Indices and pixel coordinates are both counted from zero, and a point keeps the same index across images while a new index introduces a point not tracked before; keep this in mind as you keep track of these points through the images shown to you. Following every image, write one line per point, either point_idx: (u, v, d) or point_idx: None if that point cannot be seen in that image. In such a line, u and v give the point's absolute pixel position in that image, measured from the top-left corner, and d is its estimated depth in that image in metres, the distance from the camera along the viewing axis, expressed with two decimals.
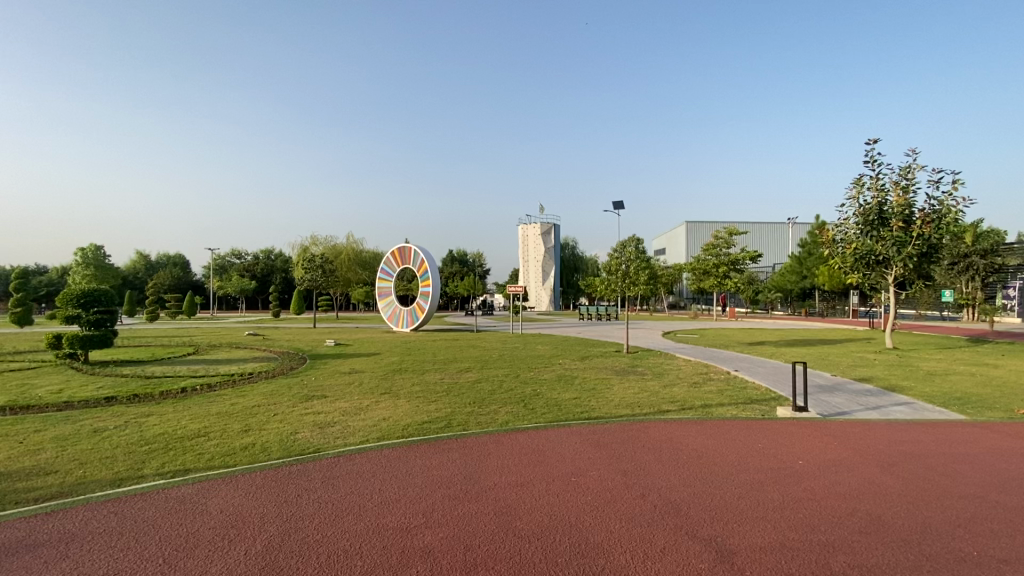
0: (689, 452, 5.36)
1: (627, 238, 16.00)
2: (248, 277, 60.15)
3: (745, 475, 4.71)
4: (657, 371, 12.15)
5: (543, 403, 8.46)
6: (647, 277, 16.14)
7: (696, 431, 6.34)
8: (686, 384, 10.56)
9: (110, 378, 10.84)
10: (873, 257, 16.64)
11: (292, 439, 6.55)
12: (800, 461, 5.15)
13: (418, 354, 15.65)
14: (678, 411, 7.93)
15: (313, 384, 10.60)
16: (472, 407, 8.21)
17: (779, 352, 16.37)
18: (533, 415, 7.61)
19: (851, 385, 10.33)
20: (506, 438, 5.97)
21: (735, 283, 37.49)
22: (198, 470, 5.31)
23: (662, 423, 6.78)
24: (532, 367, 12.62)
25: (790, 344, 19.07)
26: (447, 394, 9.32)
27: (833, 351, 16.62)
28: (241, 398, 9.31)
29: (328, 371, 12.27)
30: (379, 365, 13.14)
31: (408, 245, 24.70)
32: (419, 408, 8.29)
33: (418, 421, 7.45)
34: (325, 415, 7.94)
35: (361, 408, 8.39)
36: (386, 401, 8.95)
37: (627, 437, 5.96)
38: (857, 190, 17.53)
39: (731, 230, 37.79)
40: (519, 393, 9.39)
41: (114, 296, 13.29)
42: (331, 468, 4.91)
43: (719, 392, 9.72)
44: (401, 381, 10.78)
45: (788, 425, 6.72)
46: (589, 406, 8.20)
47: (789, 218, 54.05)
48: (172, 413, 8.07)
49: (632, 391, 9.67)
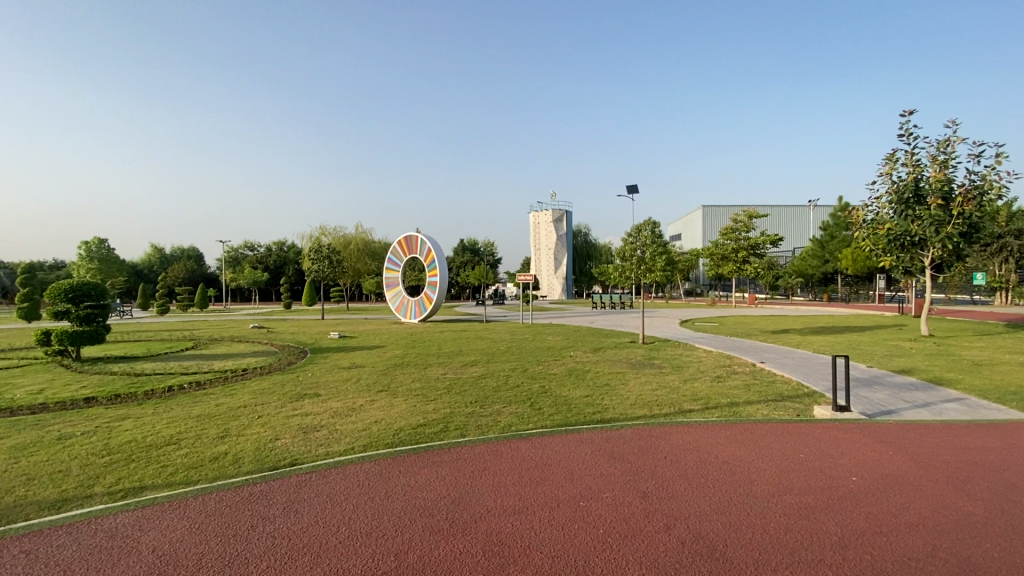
0: (721, 467, 4.55)
1: (642, 222, 15.06)
2: (261, 269, 60.29)
3: (791, 497, 3.90)
4: (676, 364, 11.27)
5: (551, 402, 7.68)
6: (664, 263, 15.21)
7: (726, 437, 5.50)
8: (708, 379, 9.67)
9: (96, 378, 10.36)
10: (908, 238, 15.43)
11: (270, 447, 5.88)
12: (856, 478, 4.30)
13: (423, 346, 14.99)
14: (701, 412, 7.08)
15: (308, 381, 9.99)
16: (473, 408, 7.47)
17: (806, 341, 15.34)
18: (541, 418, 6.83)
19: (891, 378, 9.36)
20: (506, 447, 5.20)
21: (754, 269, 36.25)
22: (153, 489, 4.74)
23: (687, 426, 5.96)
24: (541, 360, 11.83)
25: (817, 331, 17.98)
26: (447, 392, 8.63)
27: (864, 340, 15.57)
28: (228, 397, 8.74)
29: (326, 366, 11.65)
30: (380, 359, 12.51)
31: (414, 234, 24.01)
32: (417, 408, 7.59)
33: (413, 424, 6.75)
34: (314, 418, 7.28)
35: (354, 409, 7.72)
36: (381, 399, 8.26)
37: (648, 446, 5.15)
38: (890, 166, 16.32)
39: (751, 213, 36.43)
40: (526, 391, 8.61)
41: (105, 290, 12.82)
42: (298, 489, 4.21)
43: (744, 388, 8.83)
44: (401, 377, 10.09)
45: (831, 428, 5.83)
46: (602, 405, 7.42)
47: (809, 201, 52.24)
48: (151, 415, 7.53)
49: (649, 387, 8.86)
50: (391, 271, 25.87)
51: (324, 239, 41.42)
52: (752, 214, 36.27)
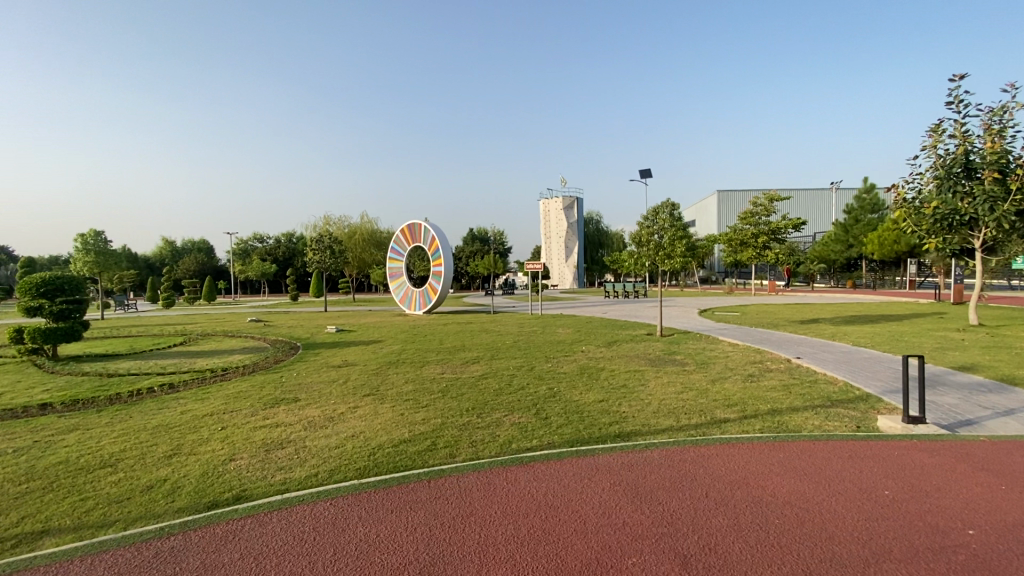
0: (785, 513, 3.44)
1: (659, 203, 13.80)
2: (270, 260, 59.85)
3: (896, 569, 2.78)
4: (700, 361, 10.09)
5: (560, 410, 6.59)
6: (685, 248, 13.94)
7: (782, 463, 4.35)
8: (739, 379, 8.48)
9: (65, 379, 9.54)
10: (957, 218, 13.89)
11: (219, 472, 4.86)
12: (973, 534, 3.17)
13: (423, 341, 13.97)
14: (739, 423, 5.93)
15: (291, 383, 8.99)
16: (468, 417, 6.41)
17: (841, 332, 14.03)
18: (547, 430, 5.74)
19: (955, 378, 8.08)
20: (503, 478, 4.12)
21: (775, 254, 34.64)
22: (54, 535, 3.72)
23: (728, 445, 4.81)
24: (550, 357, 10.74)
25: (849, 321, 16.60)
26: (443, 396, 7.60)
27: (907, 331, 14.16)
28: (198, 403, 7.80)
29: (314, 364, 10.68)
30: (374, 356, 11.53)
31: (418, 222, 22.98)
32: (405, 417, 6.56)
33: (397, 438, 5.70)
34: (286, 429, 6.29)
35: (333, 418, 6.70)
36: (366, 406, 7.24)
37: (683, 477, 4.04)
38: (935, 138, 14.78)
39: (772, 195, 34.74)
40: (532, 394, 7.53)
41: (82, 284, 11.98)
42: (221, 547, 3.18)
43: (784, 391, 7.61)
44: (393, 378, 9.05)
45: (912, 450, 4.65)
46: (622, 415, 6.31)
47: (833, 183, 50.15)
48: (102, 427, 6.61)
49: (673, 389, 7.71)
50: (395, 261, 24.93)
51: (330, 230, 40.62)
52: (773, 197, 34.56)
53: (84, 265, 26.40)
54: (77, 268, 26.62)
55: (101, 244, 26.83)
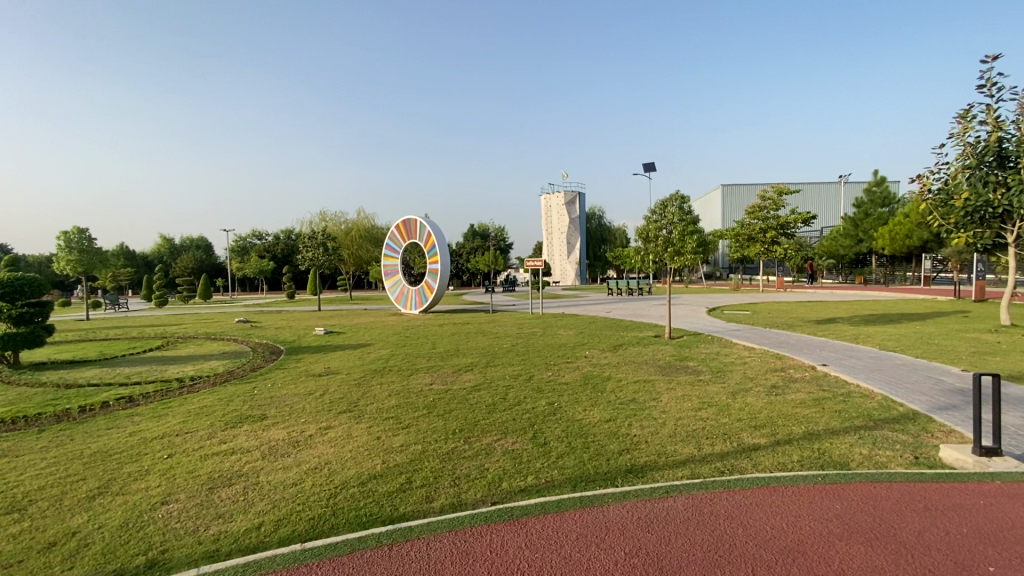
0: None
1: (669, 196, 12.85)
2: (268, 257, 59.06)
3: None
4: (715, 368, 9.14)
5: (560, 433, 5.69)
6: (696, 243, 12.98)
7: (845, 519, 3.42)
8: (762, 392, 7.55)
9: (18, 390, 8.73)
10: (989, 211, 12.70)
11: (142, 524, 3.98)
12: None
13: (415, 344, 13.09)
14: (772, 452, 5.02)
15: (262, 396, 8.09)
16: (453, 443, 5.50)
17: (863, 334, 13.05)
18: (544, 461, 4.83)
19: (1008, 391, 7.12)
20: (487, 543, 3.22)
21: (784, 250, 33.64)
22: None
23: (770, 489, 3.88)
24: (550, 363, 9.82)
25: (868, 320, 15.64)
26: (427, 414, 6.69)
27: (934, 332, 13.20)
28: (153, 421, 6.92)
29: (293, 373, 9.80)
30: (360, 362, 10.66)
31: (414, 218, 22.10)
32: (382, 442, 5.66)
33: (368, 472, 4.80)
34: (240, 458, 5.39)
35: (298, 443, 5.80)
36: (339, 426, 6.36)
37: (720, 545, 3.11)
38: (964, 125, 13.70)
39: (781, 188, 33.76)
40: (529, 412, 6.61)
41: (45, 285, 11.15)
42: None
43: (816, 407, 6.67)
44: (376, 390, 8.17)
45: (1001, 498, 3.71)
46: (634, 440, 5.39)
47: (841, 177, 49.18)
48: (31, 455, 5.73)
49: (690, 405, 6.79)
50: (390, 258, 24.03)
51: (326, 227, 39.77)
52: (782, 190, 33.57)
53: (67, 264, 25.56)
54: (62, 267, 25.84)
55: (84, 241, 25.94)
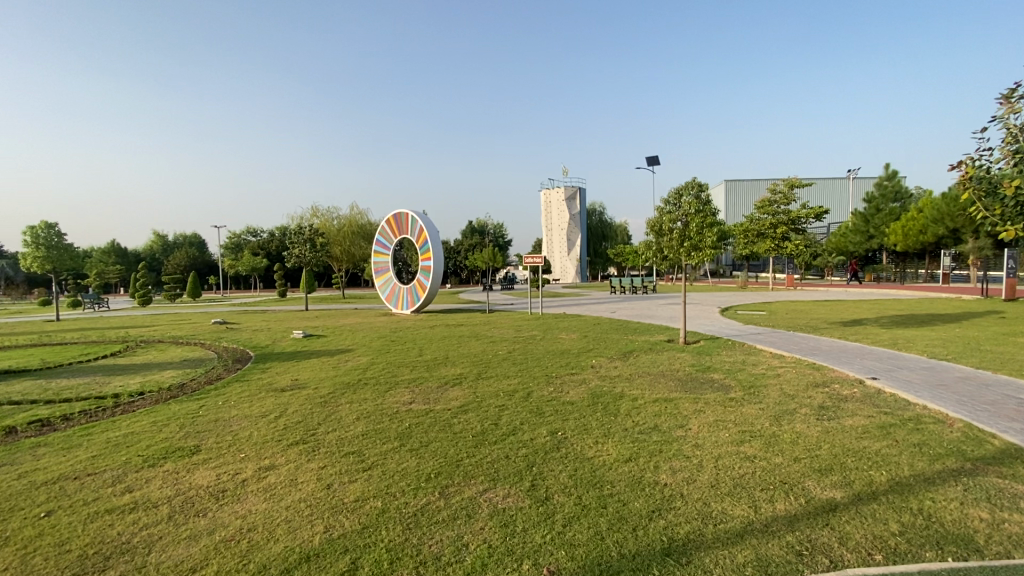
0: None
1: (685, 183, 11.46)
2: (261, 255, 57.70)
3: None
4: (746, 383, 7.72)
5: (565, 481, 4.31)
6: (715, 237, 11.55)
7: None
8: (810, 416, 6.14)
9: None
10: None
11: None
12: None
13: (400, 350, 11.71)
14: (858, 516, 3.65)
15: (205, 419, 6.70)
16: (424, 497, 4.13)
17: (901, 338, 11.61)
18: (546, 533, 3.46)
19: None
20: None
21: (794, 246, 32.21)
22: None
23: None
24: (551, 376, 8.44)
25: (898, 323, 14.20)
26: (398, 449, 5.30)
27: (980, 336, 11.78)
28: (60, 455, 5.56)
29: (252, 387, 8.44)
30: (333, 373, 9.27)
31: (405, 212, 20.72)
32: (331, 495, 4.27)
33: (301, 550, 3.42)
34: (139, 518, 4.01)
35: (224, 493, 4.43)
36: (284, 466, 4.98)
37: None
38: None
39: (791, 181, 32.33)
40: (525, 446, 5.23)
41: None
42: None
43: (887, 439, 5.28)
44: (344, 410, 6.81)
45: None
46: (670, 496, 4.00)
47: (850, 171, 47.76)
48: None
49: (728, 436, 5.42)
50: (380, 255, 22.65)
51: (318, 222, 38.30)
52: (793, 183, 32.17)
53: (36, 260, 24.17)
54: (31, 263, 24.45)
55: (53, 236, 24.49)
